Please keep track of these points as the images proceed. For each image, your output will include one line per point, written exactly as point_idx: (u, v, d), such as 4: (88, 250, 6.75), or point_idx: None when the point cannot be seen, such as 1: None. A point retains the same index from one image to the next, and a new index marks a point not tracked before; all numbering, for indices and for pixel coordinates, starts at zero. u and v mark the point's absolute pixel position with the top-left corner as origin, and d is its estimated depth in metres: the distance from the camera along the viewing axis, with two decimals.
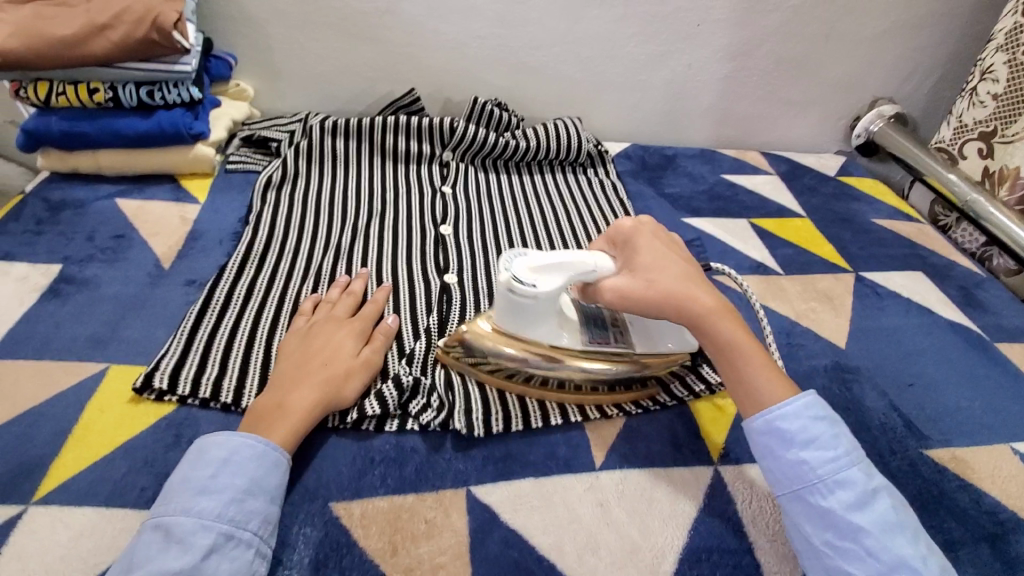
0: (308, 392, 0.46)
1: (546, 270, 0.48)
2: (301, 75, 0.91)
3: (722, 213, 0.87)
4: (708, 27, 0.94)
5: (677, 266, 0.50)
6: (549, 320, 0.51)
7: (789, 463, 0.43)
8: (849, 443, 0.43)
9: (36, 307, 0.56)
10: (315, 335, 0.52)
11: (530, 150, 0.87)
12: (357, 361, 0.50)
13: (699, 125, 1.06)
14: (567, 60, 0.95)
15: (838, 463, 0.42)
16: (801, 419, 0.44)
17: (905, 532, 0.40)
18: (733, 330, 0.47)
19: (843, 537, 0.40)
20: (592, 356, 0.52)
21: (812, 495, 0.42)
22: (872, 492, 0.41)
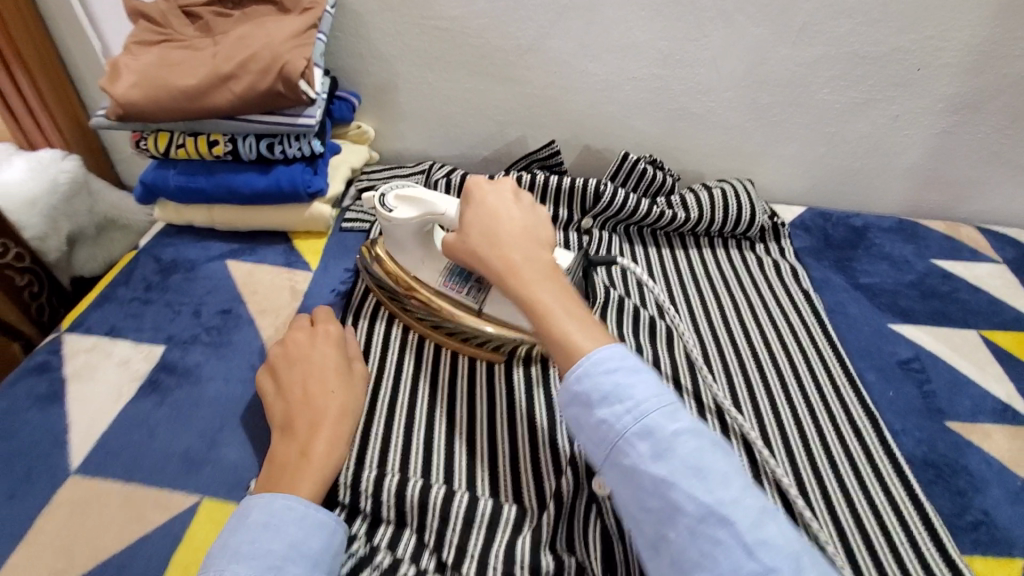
0: (325, 442, 0.42)
1: (406, 201, 0.52)
2: (428, 116, 0.81)
3: (940, 318, 0.67)
4: (932, 74, 0.74)
5: (499, 215, 0.47)
6: (411, 249, 0.54)
7: (592, 428, 0.37)
8: (648, 382, 0.37)
9: (133, 402, 0.49)
10: (294, 383, 0.46)
11: (688, 222, 0.72)
12: (339, 379, 0.47)
13: (891, 189, 0.86)
14: (739, 107, 0.78)
15: (634, 412, 0.35)
16: (598, 372, 0.37)
17: (721, 485, 0.33)
18: (530, 283, 0.43)
19: (654, 498, 0.34)
20: (448, 301, 0.54)
21: (619, 459, 0.36)
22: (672, 440, 0.35)
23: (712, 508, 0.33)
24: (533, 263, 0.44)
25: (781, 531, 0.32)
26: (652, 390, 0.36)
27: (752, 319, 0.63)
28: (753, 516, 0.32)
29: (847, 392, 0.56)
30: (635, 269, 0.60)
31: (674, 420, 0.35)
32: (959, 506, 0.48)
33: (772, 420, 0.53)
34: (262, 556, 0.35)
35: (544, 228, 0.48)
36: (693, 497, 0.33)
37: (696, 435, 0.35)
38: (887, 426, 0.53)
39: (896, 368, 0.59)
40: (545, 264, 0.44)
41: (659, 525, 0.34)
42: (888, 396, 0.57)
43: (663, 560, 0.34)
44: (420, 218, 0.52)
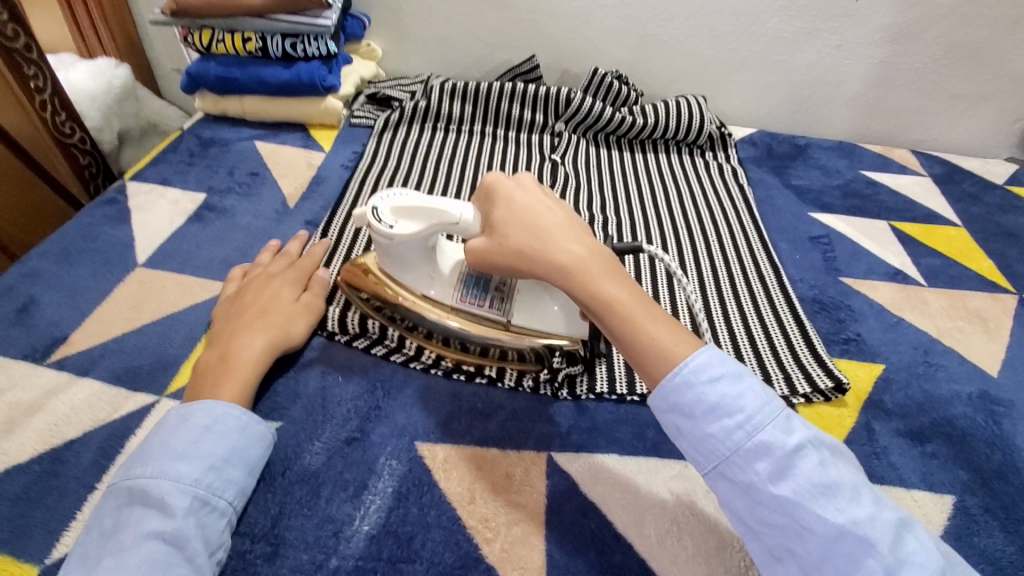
0: (251, 341, 0.47)
1: (407, 213, 0.48)
2: (429, 39, 0.93)
3: (858, 211, 0.78)
4: (869, 3, 0.84)
5: (538, 212, 0.45)
6: (418, 263, 0.50)
7: (699, 439, 0.39)
8: (755, 395, 0.39)
9: (183, 227, 0.62)
10: (256, 298, 0.51)
11: (647, 127, 0.83)
12: (299, 306, 0.51)
13: (838, 117, 0.96)
14: (699, 34, 0.89)
15: (746, 426, 0.38)
16: (700, 385, 0.40)
17: (850, 502, 0.36)
18: (602, 282, 0.42)
19: (778, 514, 0.37)
20: (467, 317, 0.50)
21: (733, 471, 0.38)
22: (790, 455, 0.37)
23: (843, 525, 0.36)
24: (596, 258, 0.43)
25: (914, 543, 0.35)
26: (760, 401, 0.39)
27: (691, 204, 0.75)
28: (887, 530, 0.35)
29: (760, 253, 0.68)
30: (663, 258, 0.51)
31: (789, 433, 0.38)
32: (836, 328, 0.60)
33: (694, 268, 0.65)
34: (217, 464, 0.39)
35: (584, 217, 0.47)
36: (823, 516, 0.36)
37: (813, 446, 0.38)
38: (788, 276, 0.65)
39: (808, 241, 0.71)
40: (608, 257, 0.44)
41: (785, 538, 0.37)
42: (796, 258, 0.68)
43: (791, 568, 0.37)
44: (428, 230, 0.48)
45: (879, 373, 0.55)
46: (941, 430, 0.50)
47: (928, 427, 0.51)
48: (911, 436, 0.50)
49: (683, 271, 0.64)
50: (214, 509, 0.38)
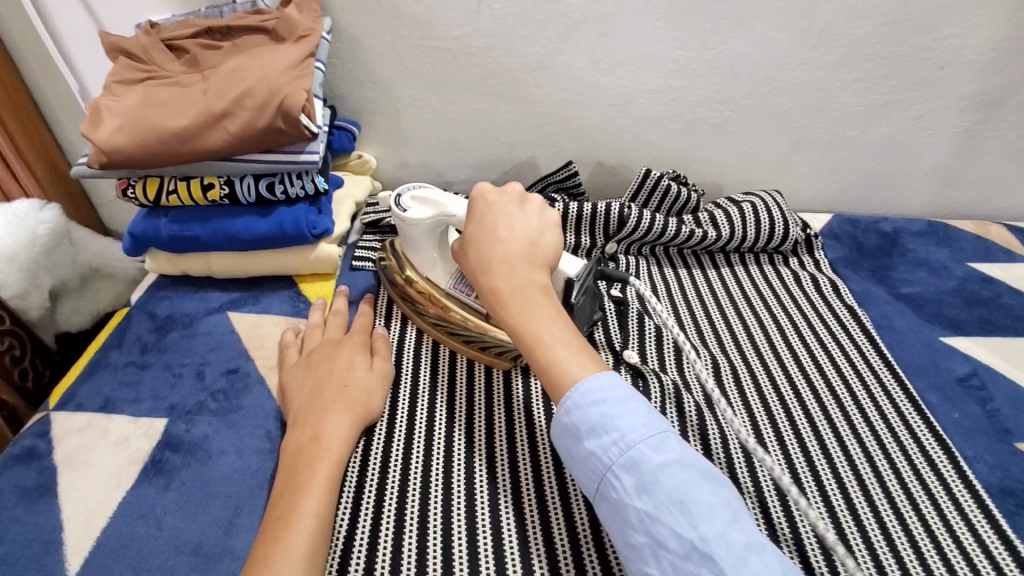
0: (340, 420, 0.45)
1: (420, 202, 0.54)
2: (432, 141, 0.77)
3: (991, 326, 0.63)
4: (958, 69, 0.71)
5: (498, 232, 0.47)
6: (427, 248, 0.56)
7: (584, 460, 0.39)
8: (635, 413, 0.38)
9: (135, 489, 0.44)
10: (321, 375, 0.49)
11: (720, 241, 0.67)
12: (375, 374, 0.50)
13: (917, 189, 0.82)
14: (758, 115, 0.74)
15: (620, 445, 0.37)
16: (586, 404, 0.39)
17: (707, 521, 0.34)
18: (522, 313, 0.43)
19: (638, 532, 0.35)
20: (456, 302, 0.55)
21: (610, 489, 0.37)
22: (656, 473, 0.36)
23: (695, 543, 0.34)
24: (527, 291, 0.44)
25: (762, 565, 0.33)
26: (641, 421, 0.38)
27: (798, 342, 0.59)
28: (737, 552, 0.33)
29: (912, 416, 0.52)
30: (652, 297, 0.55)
31: (659, 451, 0.37)
32: None
33: (846, 462, 0.49)
34: None
35: (550, 244, 0.48)
36: (678, 533, 0.34)
37: (683, 466, 0.37)
38: (960, 453, 0.50)
39: (956, 386, 0.56)
40: (538, 291, 0.44)
41: (646, 559, 0.35)
42: (953, 418, 0.53)
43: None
44: (435, 218, 0.53)
45: None
46: None
47: None
48: None
49: (833, 466, 0.48)
50: None
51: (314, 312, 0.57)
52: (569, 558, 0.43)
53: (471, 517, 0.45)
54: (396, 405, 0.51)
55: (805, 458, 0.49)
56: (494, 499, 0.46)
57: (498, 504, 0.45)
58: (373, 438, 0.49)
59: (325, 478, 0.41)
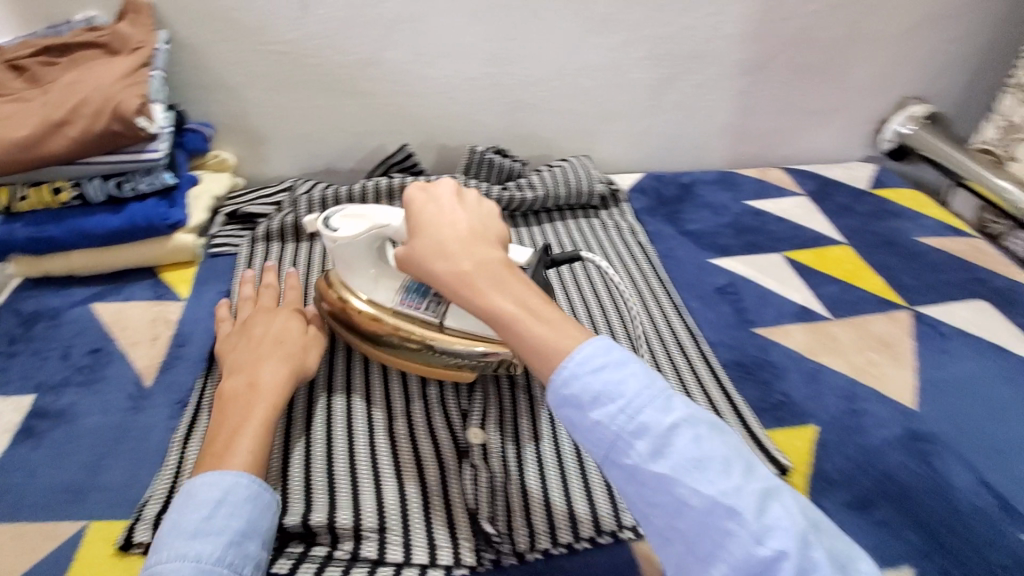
0: (276, 368, 0.50)
1: (352, 218, 0.53)
2: (286, 137, 0.85)
3: (753, 247, 0.79)
4: (720, 43, 0.87)
5: (440, 221, 0.47)
6: (366, 265, 0.55)
7: (586, 429, 0.38)
8: (634, 377, 0.38)
9: (5, 451, 0.50)
10: (253, 335, 0.54)
11: (537, 201, 0.80)
12: (307, 337, 0.55)
13: (714, 146, 0.99)
14: (569, 94, 0.88)
15: (626, 411, 0.37)
16: (585, 372, 0.39)
17: (720, 474, 0.35)
18: (486, 292, 0.43)
19: (658, 494, 0.36)
20: (405, 320, 0.54)
21: (618, 456, 0.37)
22: (666, 434, 0.36)
23: (716, 498, 0.34)
24: (485, 270, 0.44)
25: (782, 509, 0.34)
26: (641, 384, 0.38)
27: (596, 274, 0.73)
28: (755, 501, 0.34)
29: (673, 319, 0.66)
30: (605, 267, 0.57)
31: (667, 411, 0.37)
32: (764, 392, 0.60)
33: None
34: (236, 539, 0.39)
35: (493, 229, 0.48)
36: (698, 490, 0.35)
37: (690, 422, 0.37)
38: (705, 339, 0.65)
39: (715, 294, 0.71)
40: (498, 266, 0.45)
41: (669, 517, 0.35)
42: (708, 317, 0.68)
43: (677, 549, 0.35)
44: (373, 232, 0.53)
45: (813, 436, 0.56)
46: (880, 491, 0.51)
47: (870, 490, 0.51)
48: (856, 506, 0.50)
49: None
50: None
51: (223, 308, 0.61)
52: (386, 454, 0.51)
53: (302, 429, 0.52)
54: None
55: None
56: (323, 410, 0.54)
57: (328, 413, 0.53)
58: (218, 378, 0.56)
59: (262, 422, 0.46)
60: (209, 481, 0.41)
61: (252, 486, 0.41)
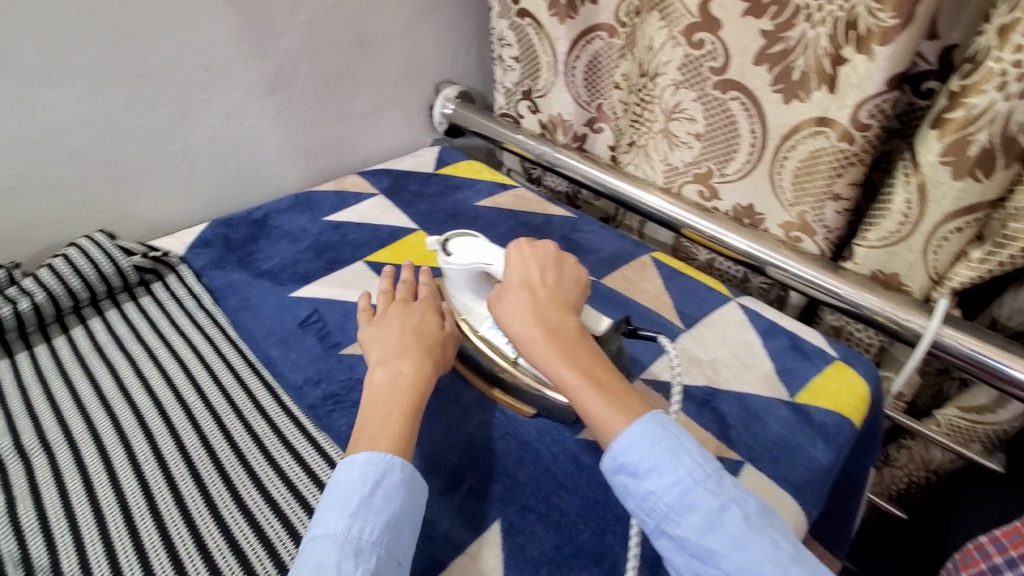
0: (413, 364, 0.52)
1: (462, 247, 0.59)
2: None
3: (334, 264, 0.78)
4: (223, 68, 0.81)
5: (408, 312, 0.58)
6: (464, 294, 0.60)
7: (640, 497, 0.44)
8: (689, 458, 0.44)
9: None
10: (416, 323, 0.57)
11: (45, 307, 0.63)
12: (446, 335, 0.57)
13: (283, 171, 0.95)
14: (52, 162, 0.72)
15: (683, 486, 0.43)
16: (641, 448, 0.44)
17: (766, 558, 0.40)
18: (391, 413, 0.48)
19: (706, 569, 0.41)
20: (486, 346, 0.57)
21: (670, 526, 0.42)
22: (720, 512, 0.41)
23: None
24: (410, 385, 0.50)
25: None
26: (697, 462, 0.44)
27: (150, 365, 0.61)
28: None
29: (252, 383, 0.60)
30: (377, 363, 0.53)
31: (719, 493, 0.42)
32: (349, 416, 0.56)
33: (179, 456, 0.53)
34: (372, 514, 0.42)
35: (436, 340, 0.56)
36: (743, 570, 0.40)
37: (744, 502, 0.42)
38: (286, 387, 0.60)
39: (297, 330, 0.66)
40: (405, 397, 0.49)
41: None
42: (290, 358, 0.63)
43: None
44: (470, 267, 0.58)
45: None
46: (465, 461, 0.52)
47: (457, 464, 0.52)
48: (445, 489, 0.50)
49: (167, 476, 0.51)
50: (362, 555, 0.40)
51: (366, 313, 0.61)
52: None
53: None
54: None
55: (134, 476, 0.51)
56: None
57: None
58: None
59: (398, 437, 0.47)
60: (338, 480, 0.44)
61: (402, 469, 0.45)
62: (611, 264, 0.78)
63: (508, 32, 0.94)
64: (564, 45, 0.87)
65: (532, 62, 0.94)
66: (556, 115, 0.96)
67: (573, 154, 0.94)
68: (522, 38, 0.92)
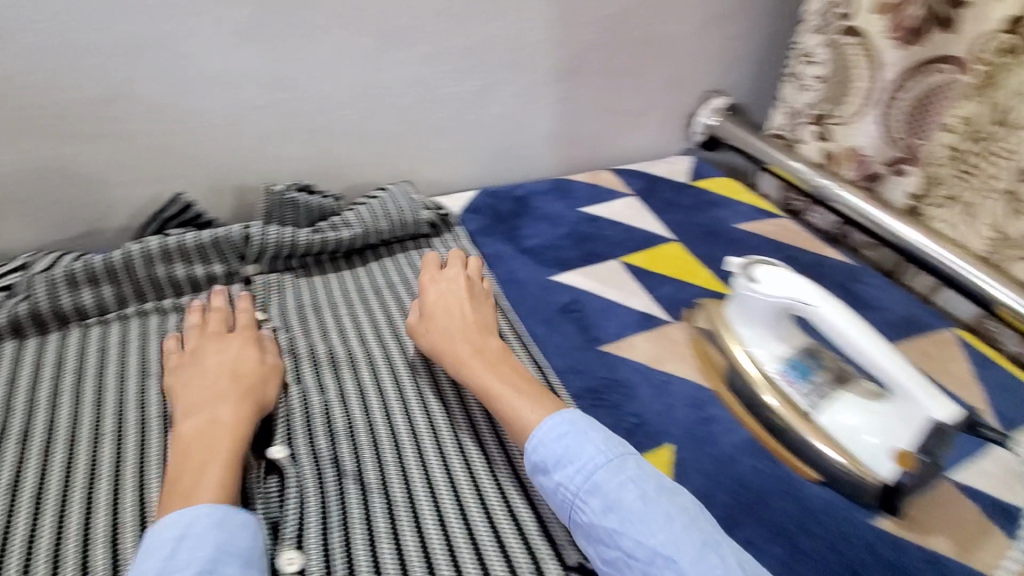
0: (226, 412, 0.48)
1: (774, 279, 0.56)
2: (24, 201, 0.68)
3: (592, 257, 0.78)
4: (528, 51, 0.84)
5: (434, 294, 0.62)
6: (761, 329, 0.59)
7: (549, 484, 0.46)
8: (595, 443, 0.46)
9: None
10: (439, 298, 0.61)
11: (357, 239, 0.71)
12: (484, 302, 0.62)
13: (544, 155, 0.97)
14: (382, 112, 0.79)
15: (585, 473, 0.45)
16: (550, 440, 0.47)
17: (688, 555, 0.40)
18: (472, 362, 0.54)
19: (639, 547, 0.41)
20: (776, 391, 0.56)
21: (573, 508, 0.45)
22: (617, 491, 0.44)
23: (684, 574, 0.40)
24: (467, 345, 0.56)
25: None
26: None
27: None
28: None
29: (519, 352, 0.61)
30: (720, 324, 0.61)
31: (618, 473, 0.45)
32: (615, 419, 0.56)
33: (461, 409, 0.56)
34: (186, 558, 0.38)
35: (486, 316, 0.60)
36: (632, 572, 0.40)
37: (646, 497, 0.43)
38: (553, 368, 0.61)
39: (558, 315, 0.68)
40: (470, 351, 0.55)
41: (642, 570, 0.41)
42: (554, 341, 0.64)
43: None
44: (781, 303, 0.55)
45: (672, 457, 0.53)
46: (738, 506, 0.50)
47: (730, 507, 0.50)
48: None
49: (452, 425, 0.54)
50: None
51: (172, 345, 0.57)
52: None
53: None
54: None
55: (424, 416, 0.55)
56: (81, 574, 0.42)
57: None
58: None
59: (485, 386, 0.52)
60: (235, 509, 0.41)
61: (211, 512, 0.41)
62: (903, 330, 0.68)
63: (821, 49, 0.87)
64: (894, 71, 0.78)
65: (841, 84, 0.86)
66: (851, 147, 0.87)
67: (858, 192, 0.84)
68: (836, 56, 0.86)
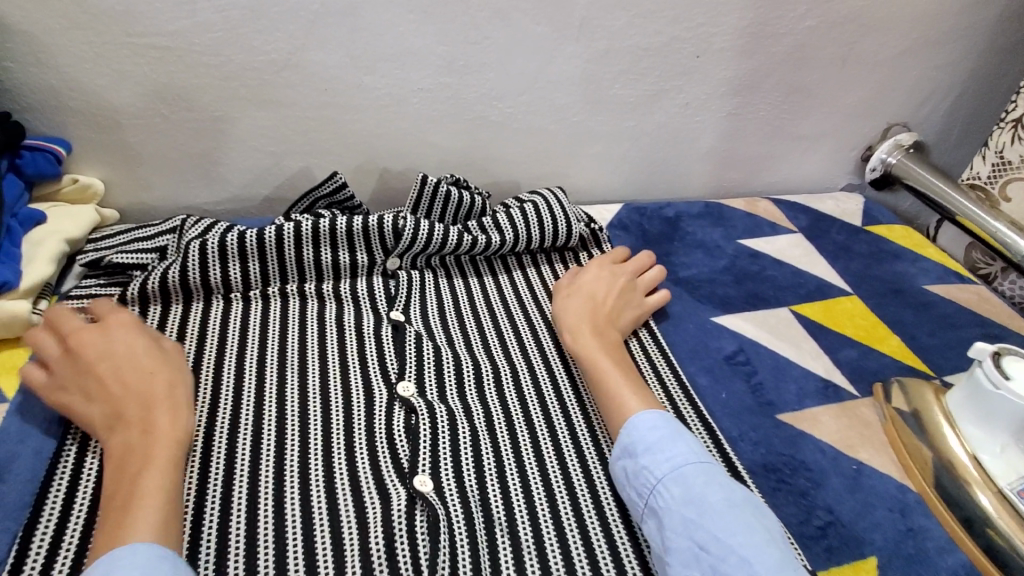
0: (169, 418, 0.44)
1: None
2: (177, 159, 0.65)
3: (756, 300, 0.68)
4: (710, 58, 0.75)
5: (592, 275, 0.62)
6: (1003, 433, 0.49)
7: (634, 473, 0.45)
8: (685, 444, 0.45)
9: None
10: (597, 282, 0.61)
11: (506, 246, 0.65)
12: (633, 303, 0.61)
13: (697, 173, 0.87)
14: (539, 110, 0.73)
15: (670, 468, 0.44)
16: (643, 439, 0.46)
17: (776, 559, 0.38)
18: (591, 343, 0.55)
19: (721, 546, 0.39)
20: (1004, 507, 0.47)
21: (656, 498, 0.43)
22: (701, 487, 0.42)
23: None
24: (590, 324, 0.57)
25: None
26: None
27: None
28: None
29: (683, 405, 0.53)
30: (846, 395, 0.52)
31: (706, 475, 0.43)
32: (802, 509, 0.47)
33: None
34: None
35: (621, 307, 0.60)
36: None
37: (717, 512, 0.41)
38: (723, 432, 0.52)
39: (723, 365, 0.59)
40: (587, 330, 0.56)
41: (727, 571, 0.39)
42: (720, 398, 0.56)
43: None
44: None
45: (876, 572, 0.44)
46: None
47: None
48: None
49: (610, 485, 0.48)
50: None
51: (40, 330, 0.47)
52: None
53: None
54: (82, 478, 0.43)
55: (578, 469, 0.49)
56: None
57: None
58: (42, 515, 0.41)
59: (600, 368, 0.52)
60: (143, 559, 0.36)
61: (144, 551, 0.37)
62: None
63: None
64: None
65: None
66: None
67: None
68: None
